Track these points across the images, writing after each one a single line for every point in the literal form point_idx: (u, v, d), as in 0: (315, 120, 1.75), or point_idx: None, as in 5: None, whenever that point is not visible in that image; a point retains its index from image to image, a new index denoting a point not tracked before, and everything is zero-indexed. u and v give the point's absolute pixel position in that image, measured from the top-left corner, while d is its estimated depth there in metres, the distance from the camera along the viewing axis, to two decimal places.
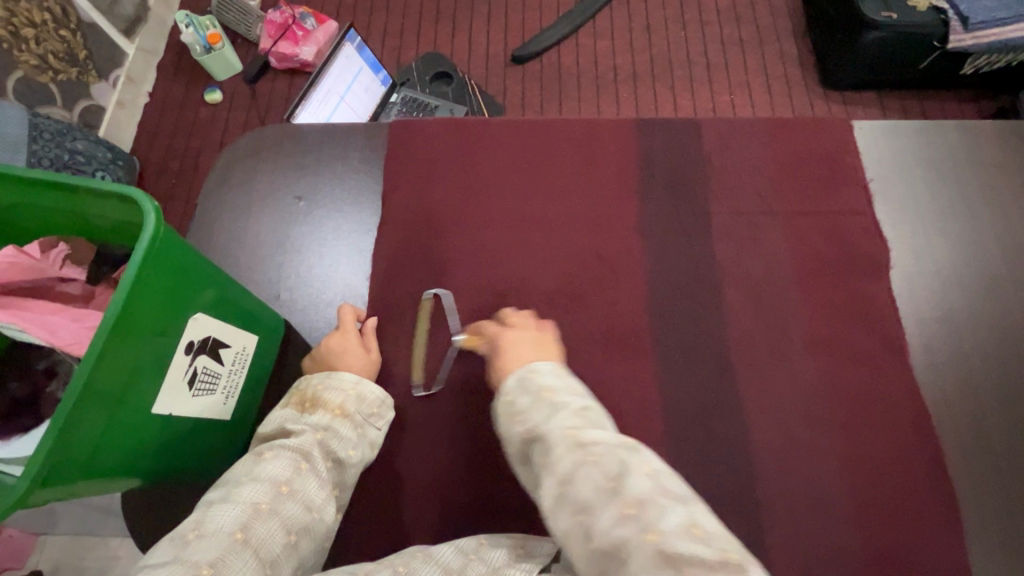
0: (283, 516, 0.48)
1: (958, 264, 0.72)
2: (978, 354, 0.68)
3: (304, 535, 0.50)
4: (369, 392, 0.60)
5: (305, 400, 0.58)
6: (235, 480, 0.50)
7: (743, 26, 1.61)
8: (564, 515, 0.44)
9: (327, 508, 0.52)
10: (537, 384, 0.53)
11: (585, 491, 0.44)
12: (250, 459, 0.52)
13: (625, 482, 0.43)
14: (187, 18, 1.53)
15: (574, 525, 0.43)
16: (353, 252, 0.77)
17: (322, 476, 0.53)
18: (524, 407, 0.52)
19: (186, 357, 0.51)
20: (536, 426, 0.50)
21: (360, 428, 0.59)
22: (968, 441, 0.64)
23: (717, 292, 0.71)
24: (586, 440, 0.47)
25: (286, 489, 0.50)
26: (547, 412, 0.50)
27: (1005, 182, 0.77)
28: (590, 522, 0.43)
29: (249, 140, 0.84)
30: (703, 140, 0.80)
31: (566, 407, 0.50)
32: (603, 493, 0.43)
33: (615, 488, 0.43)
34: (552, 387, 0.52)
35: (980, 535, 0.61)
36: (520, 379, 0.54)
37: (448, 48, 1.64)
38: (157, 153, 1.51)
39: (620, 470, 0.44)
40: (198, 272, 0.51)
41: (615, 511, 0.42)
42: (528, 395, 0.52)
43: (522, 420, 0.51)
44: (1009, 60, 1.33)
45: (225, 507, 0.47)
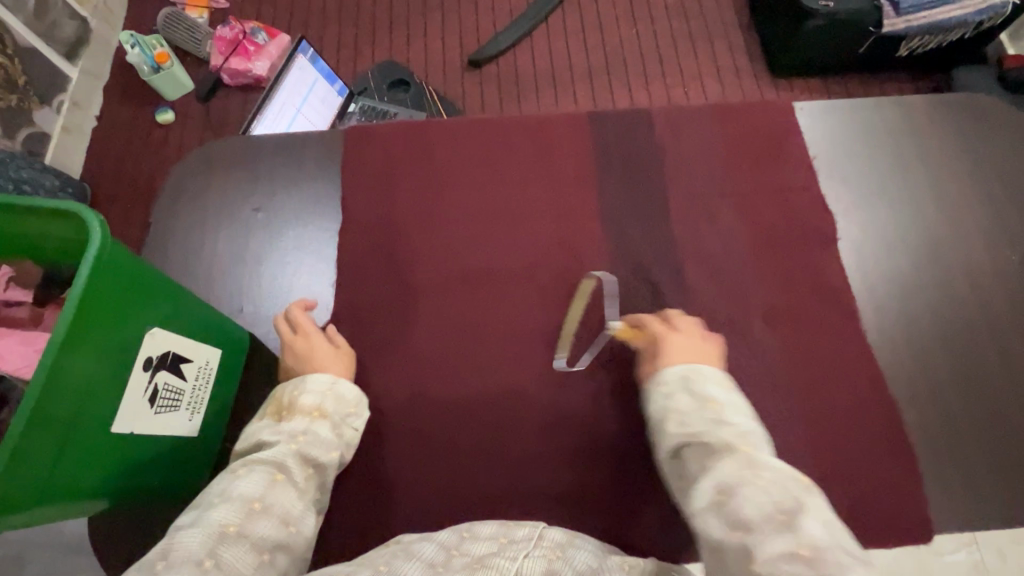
0: (255, 535, 0.46)
1: (899, 231, 0.76)
2: (925, 315, 0.71)
3: (281, 550, 0.47)
4: (346, 392, 0.62)
5: (281, 409, 0.59)
6: (205, 502, 0.48)
7: (691, 20, 1.66)
8: (718, 525, 0.41)
9: (303, 521, 0.51)
10: (705, 394, 0.53)
11: (748, 511, 0.40)
12: (223, 479, 0.51)
13: (798, 521, 0.39)
14: (132, 38, 1.49)
15: (731, 540, 0.40)
16: (314, 260, 0.76)
17: (297, 486, 0.52)
18: (684, 409, 0.53)
19: (145, 373, 0.50)
20: (702, 432, 0.49)
21: (338, 428, 0.60)
22: (923, 398, 0.67)
23: (677, 274, 0.73)
24: (760, 463, 0.44)
25: (258, 505, 0.48)
26: (712, 421, 0.50)
27: (940, 151, 0.80)
28: (750, 545, 0.39)
29: (201, 154, 0.82)
30: (655, 129, 0.82)
31: (734, 425, 0.49)
32: (770, 522, 0.39)
33: (788, 523, 0.39)
34: (721, 402, 0.52)
35: (938, 486, 0.63)
36: (684, 378, 0.56)
37: (403, 56, 1.64)
38: (109, 177, 1.47)
39: (794, 505, 0.40)
40: (159, 283, 0.51)
41: (783, 543, 0.38)
42: (694, 399, 0.53)
43: (682, 420, 0.51)
44: (940, 41, 1.41)
45: (193, 531, 0.44)
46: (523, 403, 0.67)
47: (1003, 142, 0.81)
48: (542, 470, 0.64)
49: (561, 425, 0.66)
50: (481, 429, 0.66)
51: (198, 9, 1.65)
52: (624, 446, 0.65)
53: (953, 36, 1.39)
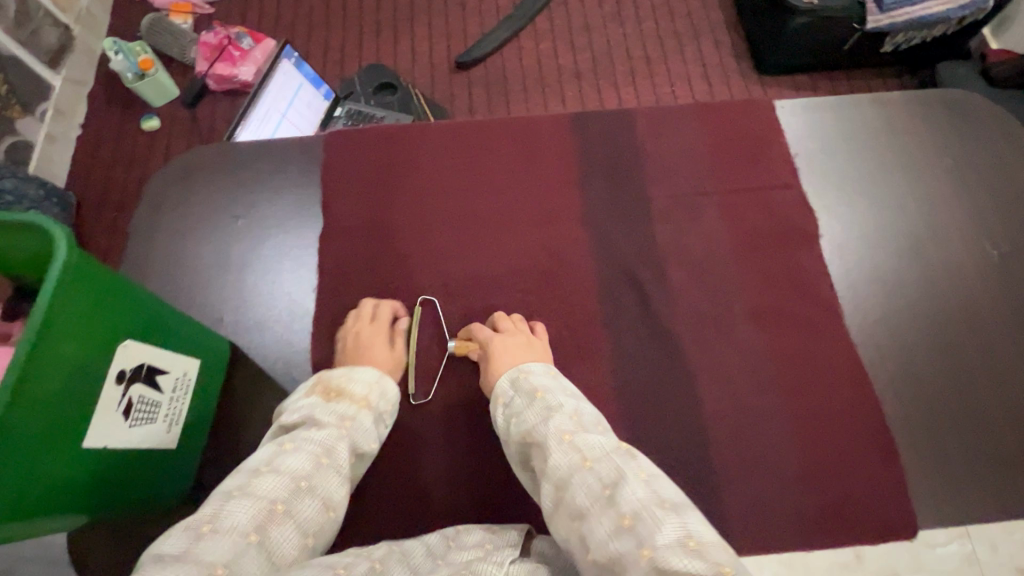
0: (299, 517, 0.47)
1: (882, 227, 0.76)
2: (908, 310, 0.71)
3: (317, 535, 0.49)
4: (390, 388, 0.62)
5: (329, 391, 0.58)
6: (253, 470, 0.49)
7: (677, 19, 1.66)
8: (562, 522, 0.46)
9: (340, 507, 0.52)
10: (530, 386, 0.57)
11: (581, 500, 0.45)
12: (271, 449, 0.51)
13: (619, 490, 0.45)
14: (115, 45, 1.46)
15: (574, 533, 0.45)
16: (295, 267, 0.75)
17: (340, 472, 0.53)
18: (519, 408, 0.56)
19: (118, 387, 0.49)
20: (535, 428, 0.53)
21: (377, 421, 0.60)
22: (906, 393, 0.67)
23: (661, 274, 0.73)
24: (579, 447, 0.49)
25: (304, 486, 0.49)
26: (543, 414, 0.54)
27: (921, 147, 0.81)
28: (586, 532, 0.44)
29: (181, 161, 0.82)
30: (638, 130, 0.82)
31: (560, 409, 0.54)
32: (597, 501, 0.45)
33: (610, 497, 0.44)
34: (544, 389, 0.57)
35: (922, 481, 0.64)
36: (513, 381, 0.59)
37: (390, 59, 1.63)
38: (94, 185, 1.46)
39: (614, 478, 0.46)
40: (130, 295, 0.51)
41: (611, 520, 0.43)
42: (524, 397, 0.57)
43: (519, 421, 0.55)
44: (923, 37, 1.42)
45: (244, 502, 0.45)
46: None
47: (983, 137, 0.81)
48: None
49: None
50: (465, 434, 0.66)
51: (182, 15, 1.64)
52: None
53: (936, 31, 1.40)
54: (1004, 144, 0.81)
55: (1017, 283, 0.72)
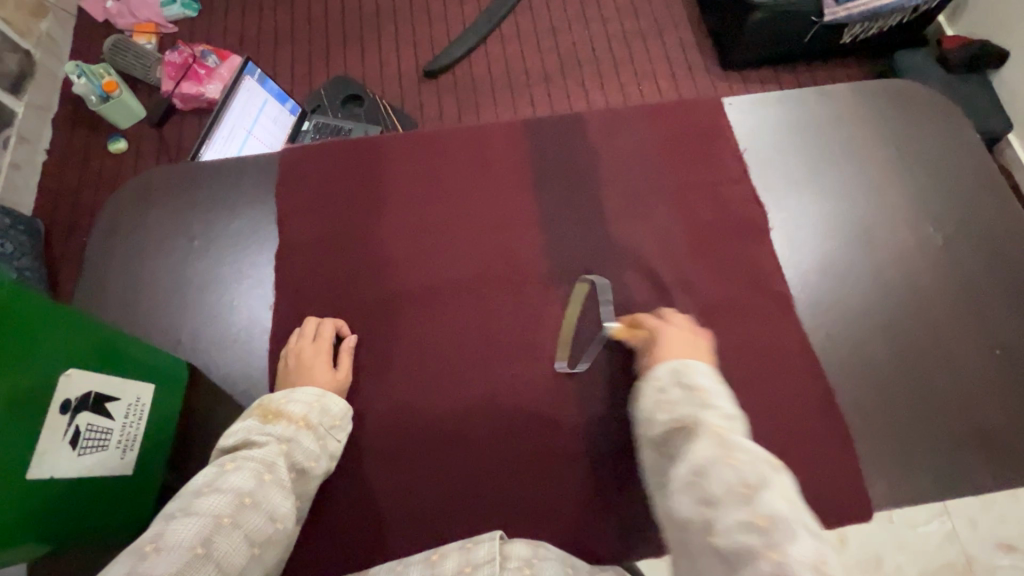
0: (245, 529, 0.48)
1: (829, 217, 0.77)
2: (857, 297, 0.73)
3: (267, 546, 0.49)
4: (333, 405, 0.62)
5: (268, 412, 0.58)
6: (195, 492, 0.49)
7: (641, 18, 1.68)
8: (687, 503, 0.44)
9: (289, 519, 0.52)
10: (693, 381, 0.52)
11: (716, 489, 0.43)
12: (211, 470, 0.51)
13: (761, 495, 0.41)
14: (77, 68, 1.46)
15: (698, 517, 0.43)
16: (252, 285, 0.75)
17: (283, 487, 0.53)
18: (674, 398, 0.52)
19: (63, 417, 0.49)
20: (686, 417, 0.50)
21: (323, 439, 0.59)
22: (858, 381, 0.69)
23: (617, 274, 0.74)
24: (731, 446, 0.45)
25: (248, 501, 0.49)
26: (698, 406, 0.50)
27: (864, 136, 0.83)
28: (713, 521, 0.42)
29: (135, 185, 0.81)
30: (592, 131, 0.83)
31: (720, 409, 0.50)
32: (733, 496, 0.42)
33: (748, 496, 0.42)
34: (707, 388, 0.52)
35: (874, 464, 0.65)
36: (674, 371, 0.54)
37: (357, 70, 1.64)
38: (63, 210, 1.44)
39: (759, 483, 0.42)
40: (61, 327, 0.50)
41: (743, 515, 0.41)
42: (683, 388, 0.52)
43: (671, 407, 0.51)
44: (881, 26, 1.45)
45: (186, 520, 0.46)
46: (463, 412, 0.68)
47: (926, 124, 0.83)
48: (488, 479, 0.65)
49: (503, 433, 0.67)
50: (425, 445, 0.66)
51: (145, 36, 1.63)
52: (566, 447, 0.66)
53: (892, 20, 1.44)
54: (946, 130, 0.83)
55: (961, 265, 0.74)
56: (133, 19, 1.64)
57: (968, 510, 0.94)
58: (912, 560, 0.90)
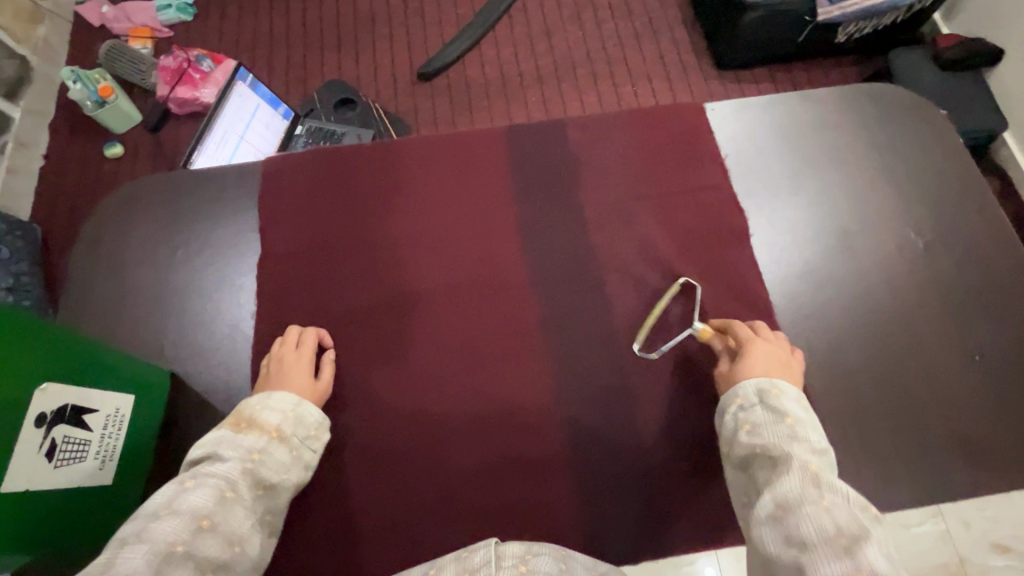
0: (200, 554, 0.47)
1: (811, 222, 0.78)
2: (838, 302, 0.73)
3: (223, 571, 0.49)
4: (308, 414, 0.63)
5: (241, 420, 0.59)
6: (151, 514, 0.48)
7: (635, 19, 1.68)
8: (775, 540, 0.46)
9: (249, 540, 0.52)
10: (781, 406, 0.56)
11: (806, 531, 0.44)
12: (171, 488, 0.51)
13: (861, 547, 0.41)
14: (73, 74, 1.47)
15: (787, 556, 0.44)
16: (236, 293, 0.76)
17: (245, 505, 0.53)
18: (759, 421, 0.56)
19: (39, 430, 0.50)
20: (774, 447, 0.53)
21: (296, 450, 0.60)
22: (838, 386, 0.69)
23: (598, 280, 0.74)
24: (821, 484, 0.47)
25: (205, 524, 0.49)
26: (787, 436, 0.53)
27: (847, 141, 0.83)
28: (803, 563, 0.42)
29: (120, 194, 0.82)
30: (576, 137, 0.83)
31: (810, 443, 0.53)
32: (830, 544, 0.42)
33: (846, 547, 0.41)
34: (796, 417, 0.55)
35: (853, 470, 0.65)
36: (763, 394, 0.58)
37: (351, 73, 1.64)
38: (60, 215, 1.45)
39: (858, 533, 0.42)
40: (35, 341, 0.50)
41: (839, 565, 0.40)
42: (771, 412, 0.56)
43: (757, 434, 0.55)
44: (874, 25, 1.45)
45: (139, 547, 0.45)
46: (443, 419, 0.68)
47: (909, 128, 0.83)
48: (467, 485, 0.66)
49: (479, 440, 0.67)
50: (406, 452, 0.67)
51: (141, 40, 1.64)
52: (542, 454, 0.67)
53: (886, 19, 1.43)
54: (930, 133, 0.83)
55: (942, 270, 0.74)
56: (128, 24, 1.65)
57: (961, 511, 0.93)
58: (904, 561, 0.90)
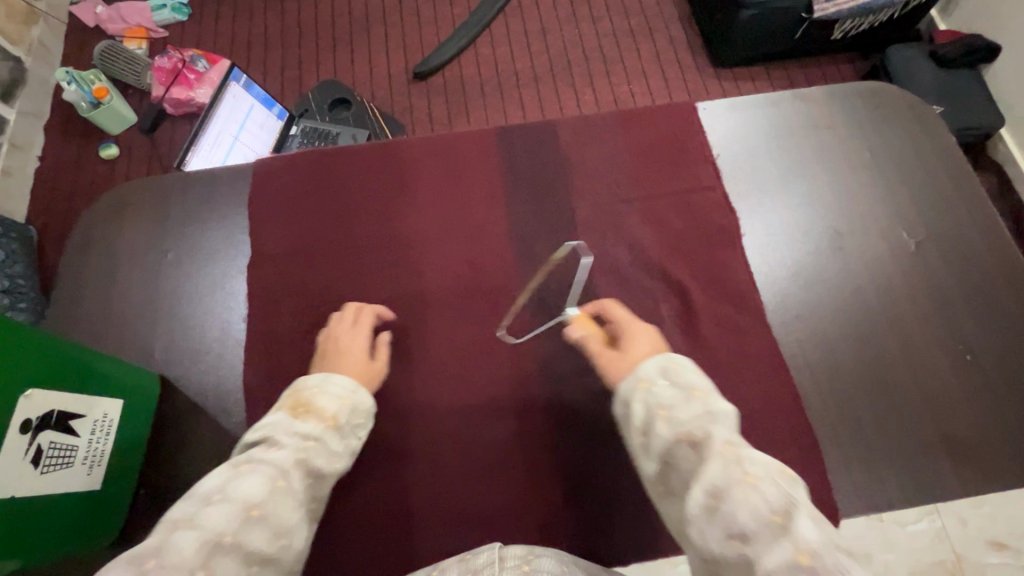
0: (246, 547, 0.42)
1: (802, 223, 0.77)
2: (829, 303, 0.73)
3: (267, 566, 0.43)
4: (362, 402, 0.61)
5: (299, 404, 0.56)
6: (203, 498, 0.44)
7: (631, 17, 1.67)
8: (716, 537, 0.39)
9: (295, 534, 0.47)
10: (686, 382, 0.51)
11: (745, 519, 0.38)
12: (224, 470, 0.47)
13: (795, 521, 0.37)
14: (68, 75, 1.47)
15: (730, 552, 0.38)
16: (226, 297, 0.75)
17: (296, 497, 0.48)
18: (670, 401, 0.49)
19: (23, 436, 0.50)
20: (692, 429, 0.46)
21: (346, 439, 0.57)
22: (828, 387, 0.69)
23: (590, 282, 0.74)
24: (746, 461, 0.41)
25: (256, 512, 0.44)
26: (701, 415, 0.47)
27: (840, 141, 0.82)
28: (750, 557, 0.37)
29: (110, 198, 0.82)
30: (568, 138, 0.83)
31: (716, 414, 0.47)
32: (767, 528, 0.37)
33: (784, 526, 0.37)
34: (701, 389, 0.50)
35: (844, 471, 0.65)
36: (664, 370, 0.52)
37: (347, 73, 1.63)
38: (55, 217, 1.45)
39: (790, 506, 0.38)
40: (17, 347, 0.50)
41: (784, 551, 0.36)
42: (676, 390, 0.50)
43: (670, 417, 0.48)
44: (871, 22, 1.45)
45: (186, 536, 0.40)
46: (433, 423, 0.68)
47: (902, 127, 0.83)
48: (458, 488, 0.66)
49: (469, 444, 0.67)
50: (395, 455, 0.67)
51: (136, 41, 1.63)
52: (532, 457, 0.67)
53: (882, 16, 1.43)
54: (922, 133, 0.83)
55: (934, 271, 0.74)
56: (123, 24, 1.65)
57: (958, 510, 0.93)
58: (900, 560, 0.89)
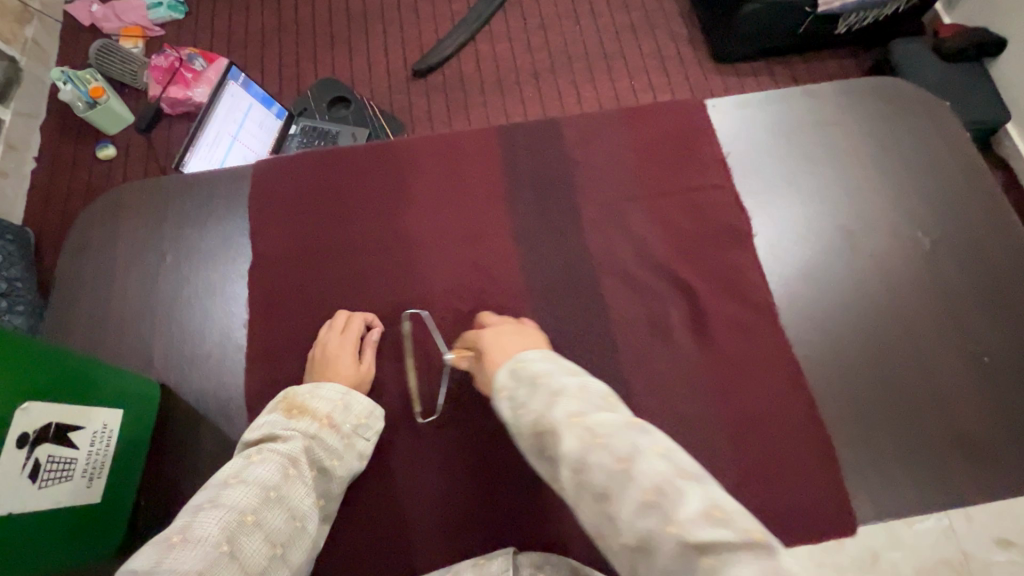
0: (268, 527, 0.47)
1: (812, 222, 0.76)
2: (841, 304, 0.71)
3: (288, 545, 0.49)
4: (358, 403, 0.61)
5: (293, 407, 0.58)
6: (221, 484, 0.49)
7: (632, 13, 1.65)
8: (586, 505, 0.43)
9: (310, 518, 0.52)
10: (531, 372, 0.51)
11: (600, 481, 0.42)
12: (238, 462, 0.52)
13: (638, 467, 0.42)
14: (63, 75, 1.44)
15: (599, 514, 0.42)
16: (225, 301, 0.74)
17: (307, 482, 0.53)
18: (522, 398, 0.50)
19: (20, 451, 0.48)
20: (539, 418, 0.48)
21: (348, 438, 0.59)
22: (842, 391, 0.68)
23: (597, 284, 0.72)
24: (592, 430, 0.44)
25: (274, 494, 0.49)
26: (548, 399, 0.48)
27: (850, 138, 0.81)
28: (613, 513, 0.41)
29: (107, 201, 0.80)
30: (572, 137, 0.81)
31: (563, 390, 0.48)
32: (618, 481, 0.42)
33: (629, 475, 0.41)
34: (546, 372, 0.50)
35: (859, 476, 0.64)
36: (512, 371, 0.52)
37: (345, 71, 1.61)
38: (52, 219, 1.43)
39: (632, 453, 0.42)
40: (11, 360, 0.49)
41: (634, 499, 0.41)
42: (525, 384, 0.51)
43: (525, 412, 0.49)
44: (875, 16, 1.43)
45: (212, 514, 0.45)
46: (439, 430, 0.67)
47: (912, 124, 0.81)
48: (468, 497, 0.64)
49: (475, 451, 0.66)
50: (402, 463, 0.66)
51: (132, 40, 1.61)
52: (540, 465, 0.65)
53: (887, 9, 1.42)
54: (933, 129, 0.81)
55: (947, 270, 0.73)
56: (118, 23, 1.63)
57: None
58: None
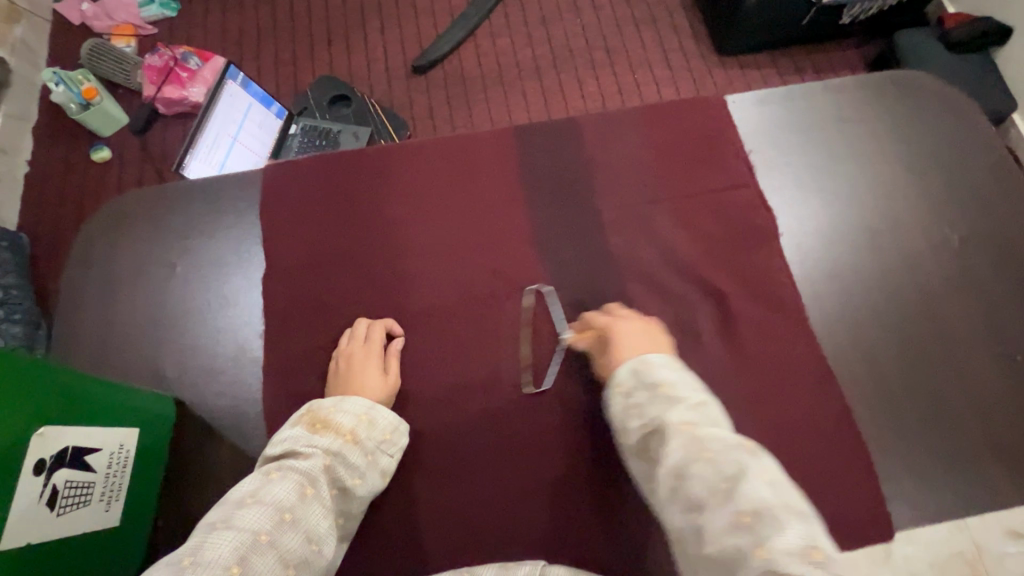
0: (281, 548, 0.45)
1: (837, 220, 0.74)
2: (869, 304, 0.70)
3: (301, 568, 0.46)
4: (381, 418, 0.59)
5: (317, 420, 0.56)
6: (238, 501, 0.47)
7: (634, 5, 1.63)
8: (676, 511, 0.43)
9: (325, 541, 0.49)
10: (654, 378, 0.51)
11: (698, 491, 0.42)
12: (257, 479, 0.50)
13: (739, 487, 0.41)
14: (56, 76, 1.41)
15: (686, 523, 0.42)
16: (239, 312, 0.72)
17: (324, 504, 0.51)
18: (640, 400, 0.50)
19: (38, 478, 0.46)
20: (656, 420, 0.48)
21: (371, 455, 0.57)
22: (873, 393, 0.66)
23: (620, 287, 0.71)
24: (704, 442, 0.44)
25: (289, 517, 0.47)
26: (665, 404, 0.49)
27: (872, 133, 0.79)
28: (700, 526, 0.41)
29: (109, 212, 0.78)
30: (589, 136, 0.79)
31: (686, 401, 0.49)
32: (715, 494, 0.41)
33: (729, 491, 0.41)
34: (670, 381, 0.50)
35: (891, 480, 0.63)
36: (634, 371, 0.52)
37: (343, 68, 1.58)
38: (47, 224, 1.39)
39: (737, 473, 0.42)
40: (23, 384, 0.47)
41: (727, 515, 0.40)
42: (646, 387, 0.51)
43: (640, 412, 0.50)
44: (881, 6, 1.41)
45: (225, 535, 0.44)
46: (464, 441, 0.65)
47: (935, 119, 0.80)
48: (495, 509, 0.63)
49: (502, 461, 0.64)
50: (427, 475, 0.64)
51: (124, 39, 1.57)
52: (568, 478, 0.63)
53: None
54: (956, 123, 0.80)
55: (975, 269, 0.71)
56: (110, 21, 1.58)
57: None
58: None
